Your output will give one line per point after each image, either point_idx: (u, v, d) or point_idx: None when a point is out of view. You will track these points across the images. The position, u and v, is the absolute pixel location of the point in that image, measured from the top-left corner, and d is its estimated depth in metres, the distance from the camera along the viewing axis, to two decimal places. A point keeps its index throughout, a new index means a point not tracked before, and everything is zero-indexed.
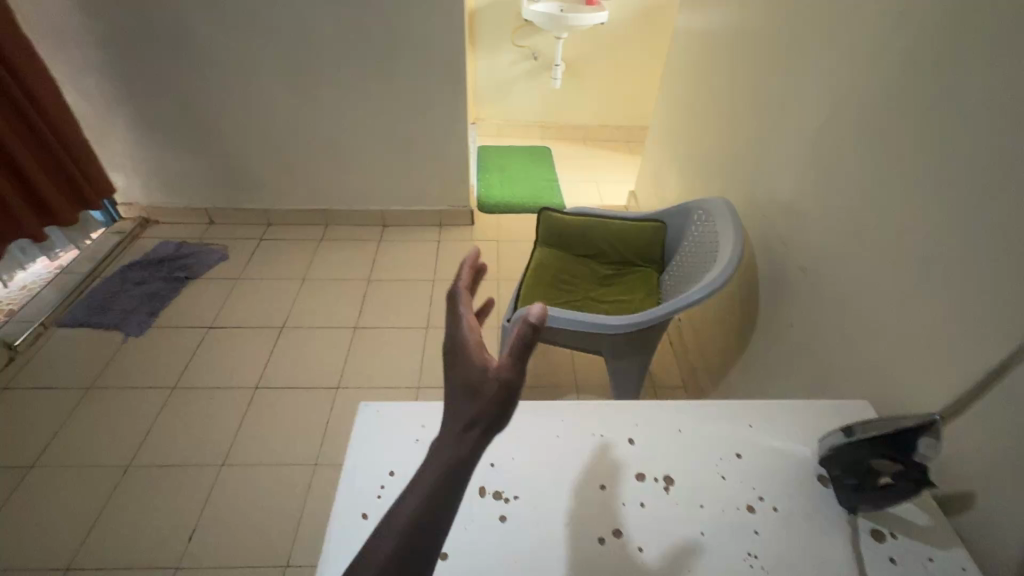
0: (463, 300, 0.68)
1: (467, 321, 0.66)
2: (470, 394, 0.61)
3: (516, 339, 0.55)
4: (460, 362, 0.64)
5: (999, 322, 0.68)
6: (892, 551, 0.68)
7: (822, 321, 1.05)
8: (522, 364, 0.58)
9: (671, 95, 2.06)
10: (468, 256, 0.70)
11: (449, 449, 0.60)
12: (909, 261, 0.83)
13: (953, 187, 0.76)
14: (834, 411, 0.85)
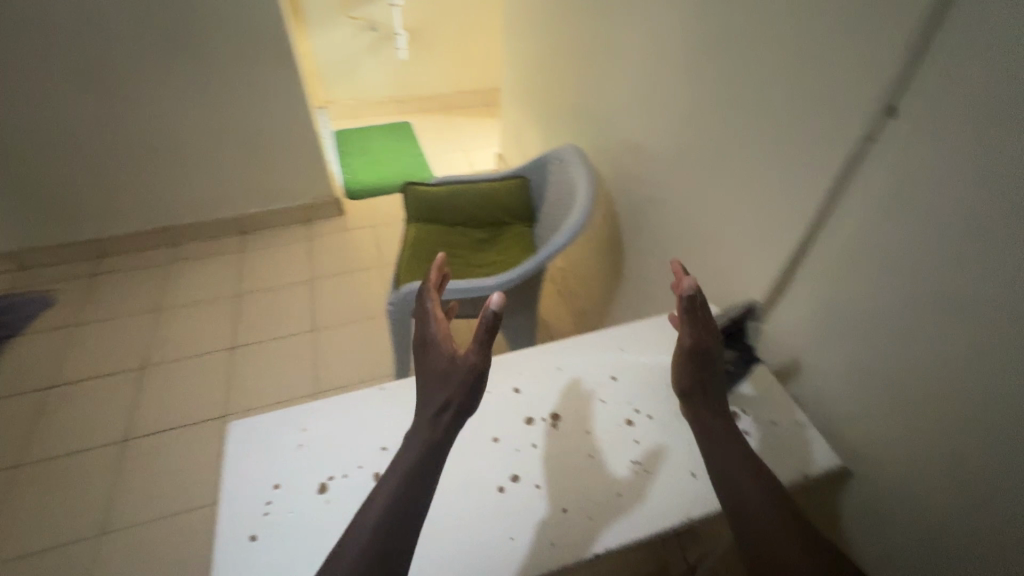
0: (431, 300, 0.78)
1: (436, 319, 0.76)
2: (444, 380, 0.71)
3: (479, 325, 0.67)
4: (432, 354, 0.74)
5: (795, 210, 0.80)
6: (745, 425, 0.79)
7: (672, 241, 1.16)
8: (486, 349, 0.69)
9: (514, 52, 2.07)
10: (435, 258, 0.80)
11: (423, 432, 0.68)
12: (729, 172, 0.94)
13: (753, 99, 0.85)
14: None
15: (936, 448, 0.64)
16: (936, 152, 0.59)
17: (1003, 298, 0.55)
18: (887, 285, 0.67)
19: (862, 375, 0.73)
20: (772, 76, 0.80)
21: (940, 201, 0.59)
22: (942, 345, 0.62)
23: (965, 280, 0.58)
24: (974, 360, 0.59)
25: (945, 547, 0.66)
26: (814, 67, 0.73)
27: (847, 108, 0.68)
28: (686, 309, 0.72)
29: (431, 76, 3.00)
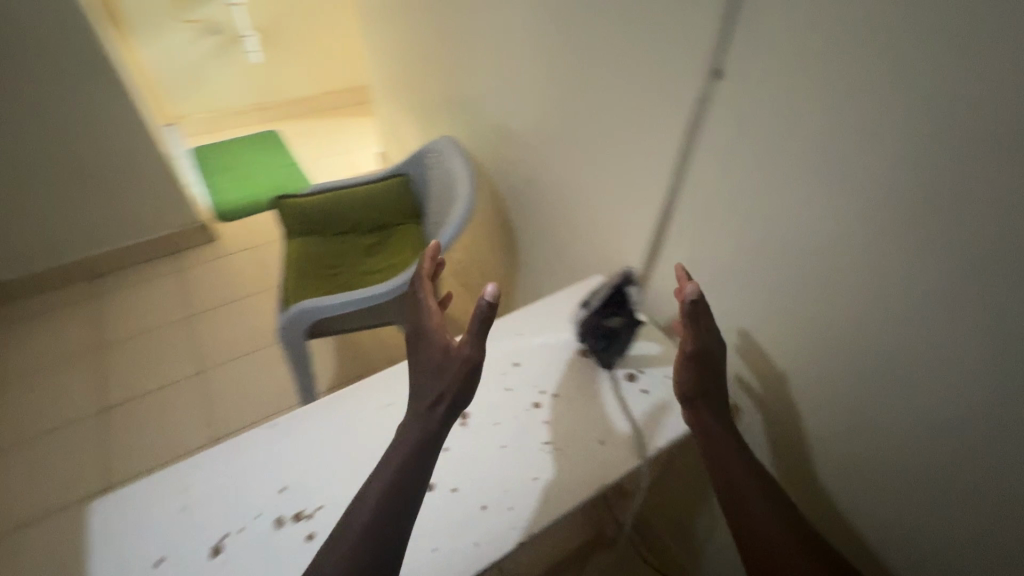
0: (424, 291, 0.75)
1: (429, 309, 0.73)
2: (436, 373, 0.67)
3: (473, 316, 0.64)
4: (425, 345, 0.70)
5: (657, 175, 0.84)
6: (645, 384, 0.83)
7: (556, 218, 1.18)
8: (481, 342, 0.65)
9: (374, 45, 1.99)
10: (431, 244, 0.77)
11: (416, 424, 0.66)
12: (593, 145, 0.97)
13: (602, 72, 0.88)
14: (578, 293, 0.97)
15: (804, 362, 0.74)
16: (760, 105, 0.65)
17: (831, 226, 0.63)
18: (743, 229, 0.74)
19: (737, 312, 0.81)
20: (615, 48, 0.84)
21: (772, 149, 0.66)
22: (795, 273, 0.70)
23: (802, 214, 0.66)
24: (820, 282, 0.67)
25: (822, 442, 0.77)
26: (648, 37, 0.76)
27: (682, 72, 0.73)
28: (689, 315, 0.69)
29: (292, 78, 2.80)
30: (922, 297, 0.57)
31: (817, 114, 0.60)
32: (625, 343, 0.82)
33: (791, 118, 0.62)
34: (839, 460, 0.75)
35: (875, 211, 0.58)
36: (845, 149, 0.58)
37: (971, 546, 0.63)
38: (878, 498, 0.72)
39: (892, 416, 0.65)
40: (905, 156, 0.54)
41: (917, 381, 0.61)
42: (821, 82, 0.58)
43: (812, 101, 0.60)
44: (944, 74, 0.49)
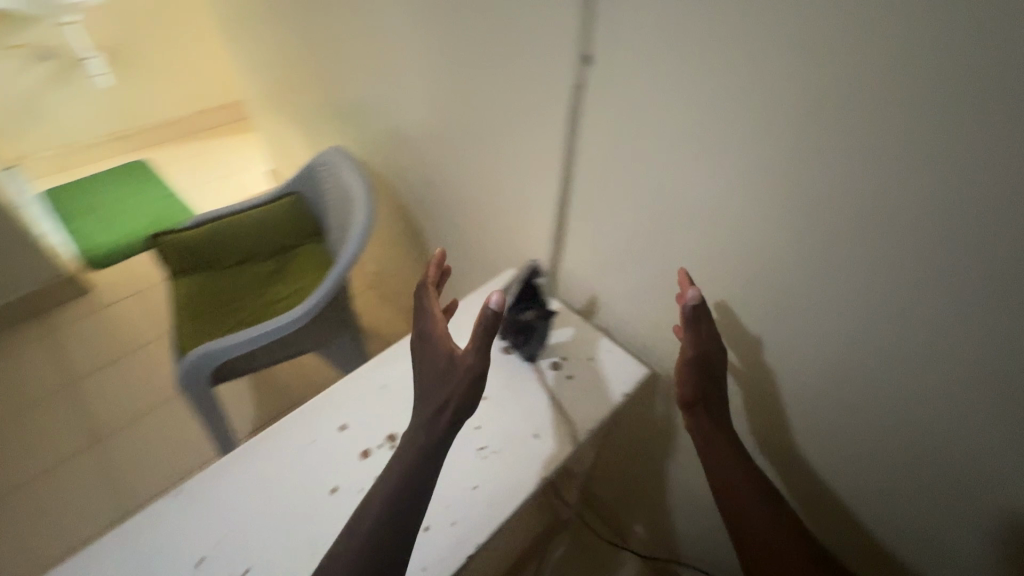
0: (429, 298, 0.76)
1: (435, 316, 0.73)
2: (443, 380, 0.68)
3: (482, 319, 0.65)
4: (431, 352, 0.71)
5: (548, 164, 0.85)
6: (568, 370, 0.85)
7: (459, 219, 1.16)
8: (488, 349, 0.67)
9: (239, 58, 1.84)
10: (435, 252, 0.77)
11: (422, 429, 0.66)
12: (482, 140, 0.96)
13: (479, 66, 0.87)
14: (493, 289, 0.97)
15: None
16: (629, 85, 0.67)
17: (708, 192, 0.67)
18: (632, 207, 0.77)
19: (640, 287, 0.84)
20: (487, 42, 0.83)
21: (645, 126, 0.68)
22: (684, 242, 0.73)
23: (681, 185, 0.69)
24: (706, 247, 0.71)
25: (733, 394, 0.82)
26: (518, 27, 0.77)
27: (555, 60, 0.74)
28: (690, 320, 0.70)
29: (153, 100, 2.53)
30: (792, 246, 0.62)
31: (679, 88, 0.63)
32: (542, 333, 0.83)
33: (657, 95, 0.65)
34: (749, 408, 0.81)
35: (742, 174, 0.62)
36: (707, 119, 0.62)
37: (864, 462, 0.70)
38: (784, 436, 0.78)
39: (786, 358, 0.71)
40: (758, 120, 0.58)
41: (800, 322, 0.67)
42: (677, 58, 0.61)
43: (672, 77, 0.62)
44: (777, 40, 0.53)
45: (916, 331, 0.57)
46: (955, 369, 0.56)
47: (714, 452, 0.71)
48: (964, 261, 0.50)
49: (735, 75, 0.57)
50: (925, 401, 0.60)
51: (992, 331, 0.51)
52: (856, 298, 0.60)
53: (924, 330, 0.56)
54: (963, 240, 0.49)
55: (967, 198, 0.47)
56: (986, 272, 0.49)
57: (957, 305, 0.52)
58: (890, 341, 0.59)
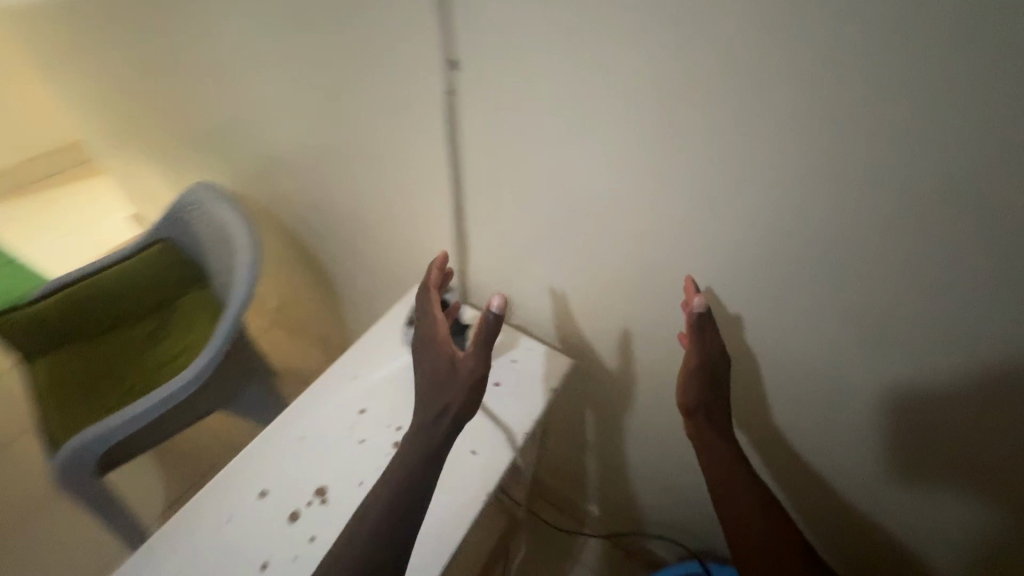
0: (433, 301, 0.79)
1: (436, 319, 0.76)
2: (444, 384, 0.70)
3: (485, 320, 0.70)
4: (432, 354, 0.74)
5: (436, 173, 0.83)
6: (494, 378, 0.84)
7: (356, 240, 1.10)
8: (489, 351, 0.71)
9: (66, 95, 1.60)
10: (440, 257, 0.81)
11: (426, 427, 0.68)
12: (361, 152, 0.91)
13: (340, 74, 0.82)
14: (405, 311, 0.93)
15: (616, 306, 0.80)
16: (495, 77, 0.66)
17: (595, 183, 0.68)
18: (522, 198, 0.76)
19: (548, 276, 0.84)
20: (342, 46, 0.78)
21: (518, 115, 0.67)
22: (578, 226, 0.74)
23: (565, 172, 0.69)
24: (604, 234, 0.73)
25: (652, 366, 0.86)
26: (370, 28, 0.72)
27: (416, 57, 0.71)
28: (698, 329, 0.68)
29: None
30: (674, 212, 0.65)
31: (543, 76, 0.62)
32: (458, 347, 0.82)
33: (523, 83, 0.64)
34: (669, 377, 0.85)
35: (619, 153, 0.64)
36: (576, 102, 0.62)
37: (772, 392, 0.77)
38: None
39: (693, 325, 0.75)
40: (621, 97, 0.59)
41: (697, 280, 0.71)
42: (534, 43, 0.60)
43: (534, 64, 0.62)
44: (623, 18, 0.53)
45: (791, 268, 0.63)
46: (829, 294, 0.62)
47: (716, 462, 0.73)
48: (821, 197, 0.55)
49: (592, 56, 0.58)
50: (809, 327, 0.67)
51: (852, 255, 0.58)
52: (739, 249, 0.64)
53: (798, 264, 0.62)
54: (817, 181, 0.54)
55: (813, 141, 0.52)
56: (842, 211, 0.55)
57: (821, 240, 0.58)
58: (774, 282, 0.65)
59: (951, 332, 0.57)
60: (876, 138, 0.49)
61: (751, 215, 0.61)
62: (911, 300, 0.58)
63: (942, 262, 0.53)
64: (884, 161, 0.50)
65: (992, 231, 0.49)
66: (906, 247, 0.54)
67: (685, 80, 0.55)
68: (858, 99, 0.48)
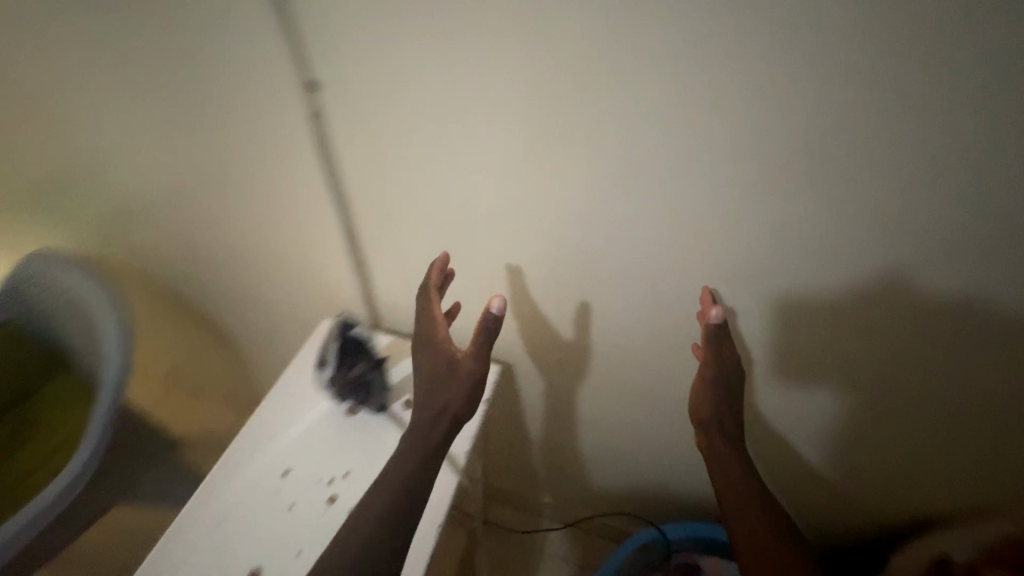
0: (433, 299, 0.71)
1: (435, 320, 0.71)
2: (443, 385, 0.69)
3: (486, 324, 0.68)
4: (429, 354, 0.71)
5: (320, 203, 0.77)
6: None
7: (245, 286, 1.00)
8: (488, 354, 0.70)
9: None
10: (441, 257, 0.73)
11: (424, 427, 0.68)
12: (228, 185, 0.81)
13: (184, 101, 0.72)
14: (314, 351, 0.84)
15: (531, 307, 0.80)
16: (362, 85, 0.61)
17: (485, 190, 0.66)
18: (418, 210, 0.73)
19: (458, 286, 0.81)
20: (180, 70, 0.69)
21: (394, 125, 0.63)
22: (480, 232, 0.72)
23: (455, 178, 0.66)
24: (503, 239, 0.71)
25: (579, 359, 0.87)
26: (209, 46, 0.64)
27: (269, 74, 0.64)
28: (714, 340, 0.66)
29: None
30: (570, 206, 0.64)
31: (412, 80, 0.59)
32: (381, 378, 0.77)
33: (394, 91, 0.60)
34: (593, 366, 0.87)
35: (505, 152, 0.61)
36: (451, 104, 0.59)
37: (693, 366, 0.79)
38: (631, 375, 0.85)
39: (604, 312, 0.77)
40: (495, 94, 0.57)
41: (605, 271, 0.71)
42: (396, 47, 0.56)
43: (400, 69, 0.58)
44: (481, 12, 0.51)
45: (688, 247, 0.64)
46: (725, 266, 0.64)
47: (724, 469, 0.70)
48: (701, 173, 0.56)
49: (457, 54, 0.55)
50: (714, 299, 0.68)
51: (740, 226, 0.59)
52: (638, 234, 0.64)
53: (693, 242, 0.63)
54: (691, 162, 0.56)
55: (684, 120, 0.53)
56: (720, 187, 0.57)
57: (708, 218, 0.60)
58: (675, 262, 0.66)
59: (835, 283, 0.61)
60: (737, 113, 0.51)
61: (642, 199, 0.61)
62: (797, 261, 0.61)
63: (815, 221, 0.56)
64: (743, 136, 0.52)
65: (854, 185, 0.52)
66: (784, 211, 0.57)
67: (555, 71, 0.53)
68: (708, 82, 0.50)
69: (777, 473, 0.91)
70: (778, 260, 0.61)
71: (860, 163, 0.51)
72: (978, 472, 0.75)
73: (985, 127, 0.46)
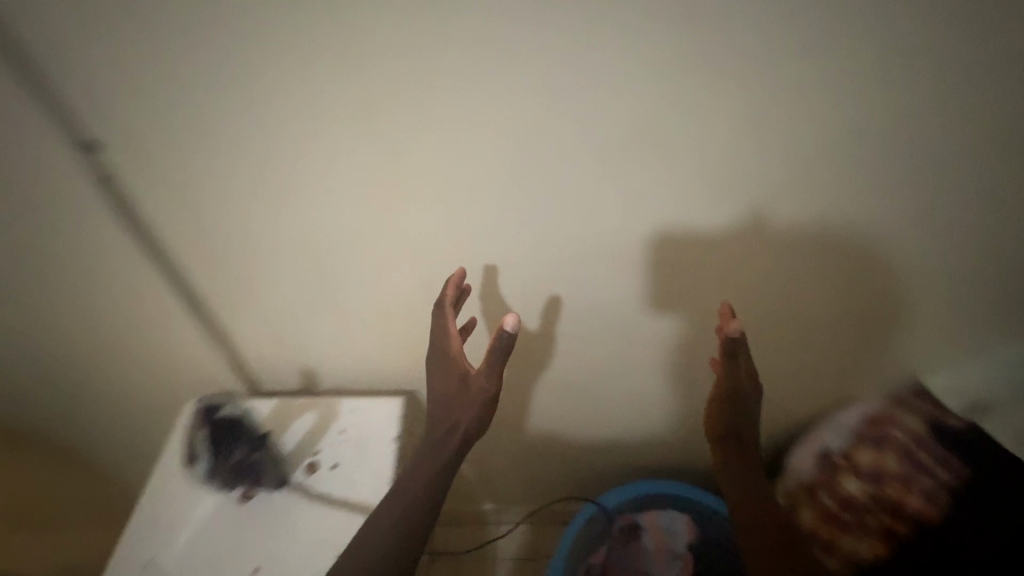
0: (446, 311, 0.64)
1: (448, 335, 0.65)
2: (456, 401, 0.64)
3: (497, 342, 0.59)
4: (442, 367, 0.65)
5: (150, 275, 0.67)
6: (329, 461, 0.72)
7: (84, 391, 0.85)
8: (501, 370, 0.62)
9: None
10: (458, 272, 0.64)
11: (434, 443, 0.63)
12: (22, 276, 0.67)
13: None
14: (173, 452, 0.73)
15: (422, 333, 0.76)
16: (161, 135, 0.54)
17: (337, 222, 0.62)
18: (265, 257, 0.65)
19: (334, 327, 0.75)
20: None
21: (204, 167, 0.56)
22: (342, 265, 0.67)
23: (295, 213, 0.61)
24: (371, 269, 0.67)
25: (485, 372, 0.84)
26: None
27: (34, 135, 0.54)
28: (731, 354, 0.64)
29: None
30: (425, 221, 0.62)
31: (214, 115, 0.52)
32: (263, 446, 0.73)
33: (201, 133, 0.54)
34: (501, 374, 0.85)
35: (343, 176, 0.57)
36: (265, 133, 0.54)
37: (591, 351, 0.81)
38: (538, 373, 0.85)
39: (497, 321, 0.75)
40: (307, 115, 0.52)
41: (485, 280, 0.69)
42: (181, 79, 0.50)
43: (189, 101, 0.52)
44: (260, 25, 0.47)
45: (553, 241, 0.64)
46: (593, 252, 0.65)
47: (738, 485, 0.66)
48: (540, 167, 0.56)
49: (251, 76, 0.50)
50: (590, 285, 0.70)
51: (594, 213, 0.61)
52: (505, 239, 0.63)
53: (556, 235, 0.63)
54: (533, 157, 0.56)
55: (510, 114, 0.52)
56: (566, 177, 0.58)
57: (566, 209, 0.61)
58: (548, 257, 0.66)
59: (690, 248, 0.65)
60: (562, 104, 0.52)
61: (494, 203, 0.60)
62: (655, 233, 0.63)
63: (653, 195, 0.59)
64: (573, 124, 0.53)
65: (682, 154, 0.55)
66: (627, 190, 0.59)
67: (368, 83, 0.50)
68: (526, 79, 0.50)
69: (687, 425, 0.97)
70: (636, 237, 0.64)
71: (672, 134, 0.54)
72: (843, 378, 0.86)
73: (767, 82, 0.50)
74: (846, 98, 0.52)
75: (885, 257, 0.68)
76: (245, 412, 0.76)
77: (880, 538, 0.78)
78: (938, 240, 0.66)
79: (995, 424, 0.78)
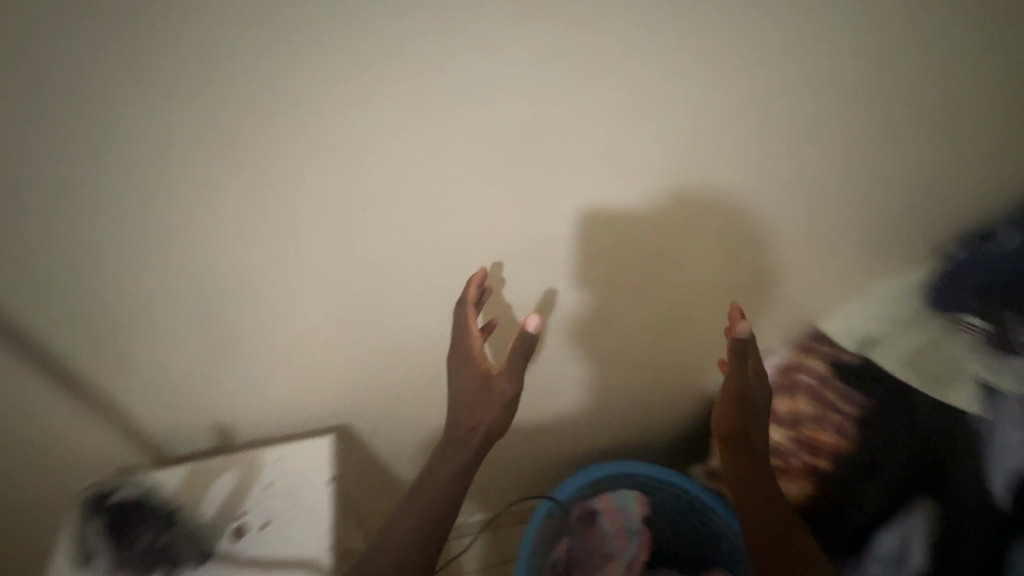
0: (466, 311, 0.65)
1: (470, 333, 0.65)
2: (476, 401, 0.65)
3: (522, 343, 0.61)
4: (465, 363, 0.66)
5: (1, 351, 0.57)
6: (258, 520, 0.68)
7: None
8: (523, 372, 0.63)
9: None
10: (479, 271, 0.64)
11: (456, 445, 0.66)
12: None
13: None
14: (62, 553, 0.64)
15: (348, 358, 0.71)
16: None
17: (228, 260, 0.55)
18: (128, 314, 0.57)
19: (230, 373, 0.68)
20: None
21: (16, 229, 0.48)
22: (229, 306, 0.60)
23: (160, 259, 0.53)
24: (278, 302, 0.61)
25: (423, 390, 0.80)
26: None
27: None
28: (738, 352, 0.70)
29: None
30: (310, 247, 0.57)
31: (47, 158, 0.44)
32: (175, 528, 0.67)
33: (30, 179, 0.45)
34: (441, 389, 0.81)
35: (226, 208, 0.51)
36: (117, 171, 0.46)
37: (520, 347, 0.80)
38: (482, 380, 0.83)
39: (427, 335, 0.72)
40: (125, 152, 0.45)
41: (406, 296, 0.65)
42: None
43: None
44: (31, 60, 0.39)
45: (461, 247, 0.62)
46: (498, 252, 0.63)
47: (748, 486, 0.73)
48: (418, 175, 0.53)
49: (41, 119, 0.42)
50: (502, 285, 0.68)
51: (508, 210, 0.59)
52: (422, 251, 0.60)
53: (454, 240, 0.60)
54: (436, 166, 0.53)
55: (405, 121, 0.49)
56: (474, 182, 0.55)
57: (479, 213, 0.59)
58: (469, 262, 0.64)
59: (592, 232, 0.65)
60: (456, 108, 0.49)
61: (381, 218, 0.56)
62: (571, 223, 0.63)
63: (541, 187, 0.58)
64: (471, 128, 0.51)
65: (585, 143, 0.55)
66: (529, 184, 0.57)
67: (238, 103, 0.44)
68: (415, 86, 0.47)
69: (625, 402, 1.00)
70: (537, 228, 0.63)
71: (543, 121, 0.52)
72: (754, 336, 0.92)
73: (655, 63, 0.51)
74: (699, 65, 0.53)
75: (767, 212, 0.72)
76: (143, 492, 0.68)
77: (806, 478, 0.86)
78: (808, 187, 0.70)
79: (883, 351, 0.83)
